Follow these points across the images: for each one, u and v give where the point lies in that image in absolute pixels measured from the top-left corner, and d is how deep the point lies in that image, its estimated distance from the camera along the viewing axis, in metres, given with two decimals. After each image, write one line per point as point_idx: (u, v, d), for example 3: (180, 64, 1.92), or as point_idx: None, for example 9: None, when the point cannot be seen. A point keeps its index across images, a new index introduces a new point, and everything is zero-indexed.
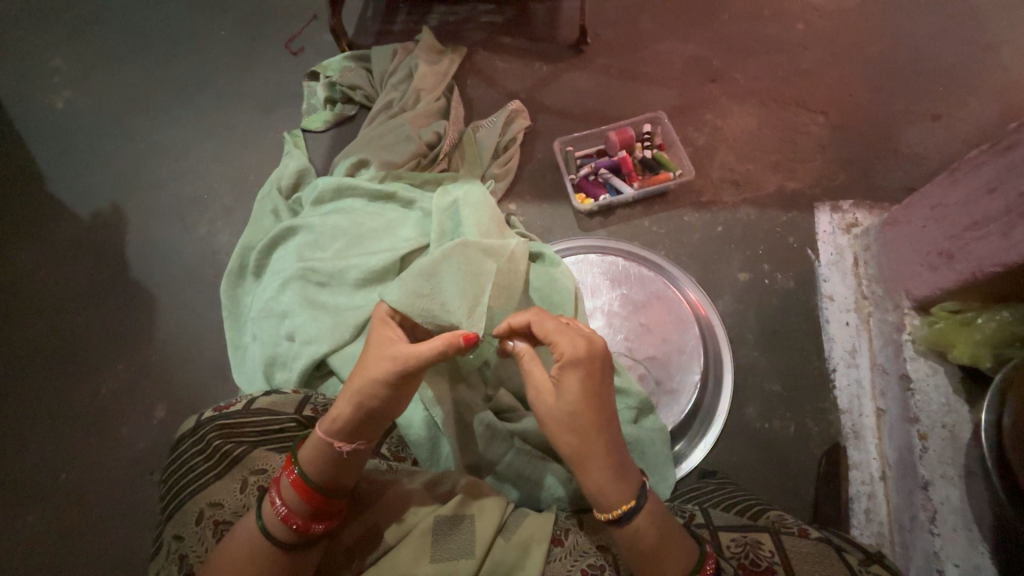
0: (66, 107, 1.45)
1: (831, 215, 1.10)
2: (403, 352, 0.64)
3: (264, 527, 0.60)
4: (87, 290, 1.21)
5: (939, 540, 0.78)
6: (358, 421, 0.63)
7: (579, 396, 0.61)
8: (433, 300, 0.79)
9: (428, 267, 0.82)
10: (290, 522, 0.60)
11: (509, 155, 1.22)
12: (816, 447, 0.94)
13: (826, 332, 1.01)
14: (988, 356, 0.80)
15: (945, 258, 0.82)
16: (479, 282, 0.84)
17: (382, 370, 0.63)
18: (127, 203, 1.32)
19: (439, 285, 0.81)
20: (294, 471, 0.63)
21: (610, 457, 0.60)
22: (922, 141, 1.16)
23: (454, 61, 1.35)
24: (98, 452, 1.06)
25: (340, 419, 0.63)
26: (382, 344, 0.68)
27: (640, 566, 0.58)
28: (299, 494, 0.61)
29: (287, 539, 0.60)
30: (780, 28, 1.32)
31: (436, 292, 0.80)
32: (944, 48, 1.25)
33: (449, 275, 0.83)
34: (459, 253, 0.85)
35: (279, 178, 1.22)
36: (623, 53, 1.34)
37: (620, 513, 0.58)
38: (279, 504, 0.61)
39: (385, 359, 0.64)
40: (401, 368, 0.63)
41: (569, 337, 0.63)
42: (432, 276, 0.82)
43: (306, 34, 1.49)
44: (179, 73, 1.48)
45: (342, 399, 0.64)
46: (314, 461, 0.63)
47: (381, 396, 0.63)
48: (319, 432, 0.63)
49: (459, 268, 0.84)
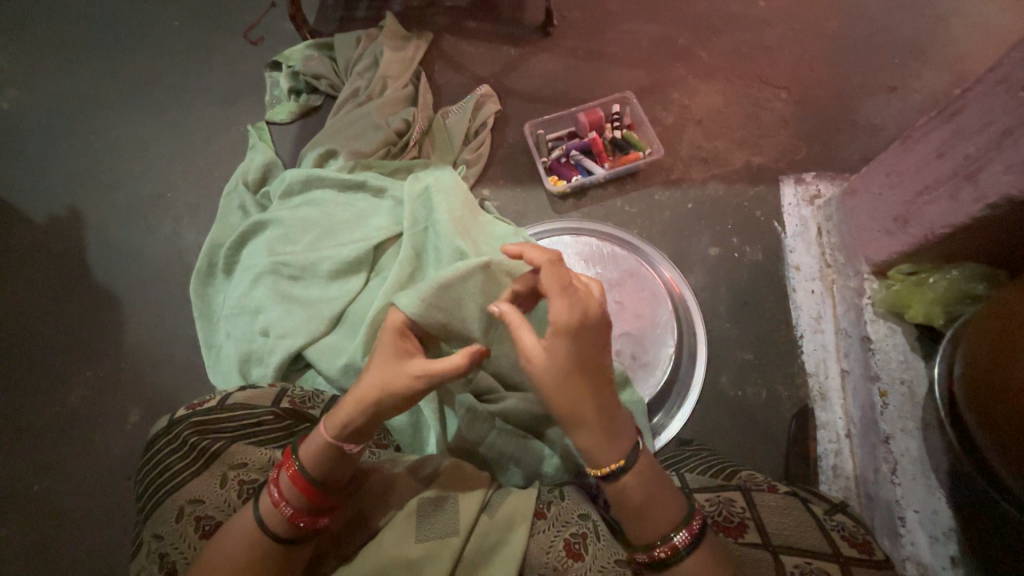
0: (11, 107, 1.38)
1: (796, 187, 1.13)
2: (425, 371, 0.62)
3: (261, 520, 0.60)
4: (48, 296, 1.17)
5: (901, 489, 0.82)
6: (372, 426, 0.64)
7: (565, 361, 0.59)
8: (450, 315, 0.77)
9: (448, 281, 0.77)
10: (295, 520, 0.60)
11: (480, 141, 1.21)
12: (787, 411, 0.98)
13: (793, 300, 1.04)
14: (941, 313, 0.85)
15: (900, 223, 0.85)
16: (496, 299, 0.82)
17: (403, 386, 0.62)
18: (85, 205, 1.27)
19: (456, 300, 0.78)
20: (293, 466, 0.62)
21: (600, 416, 0.60)
22: (880, 112, 1.20)
23: (420, 46, 1.33)
24: (71, 461, 1.03)
25: (350, 424, 0.62)
26: (399, 353, 0.66)
27: (627, 517, 0.61)
28: (299, 489, 0.61)
29: (287, 535, 0.60)
30: (742, 6, 1.34)
31: (454, 308, 0.78)
32: (898, 21, 1.29)
33: (469, 295, 0.80)
34: (478, 272, 0.81)
35: (245, 172, 1.19)
36: (589, 34, 1.34)
37: (608, 470, 0.60)
38: (281, 502, 0.60)
39: (405, 374, 0.63)
40: (422, 384, 0.62)
41: (565, 300, 0.59)
42: (449, 289, 0.77)
43: (266, 23, 1.44)
44: (132, 67, 1.41)
45: (352, 405, 0.63)
46: (317, 458, 0.62)
47: (395, 406, 0.63)
48: (325, 432, 0.62)
49: (478, 289, 0.80)
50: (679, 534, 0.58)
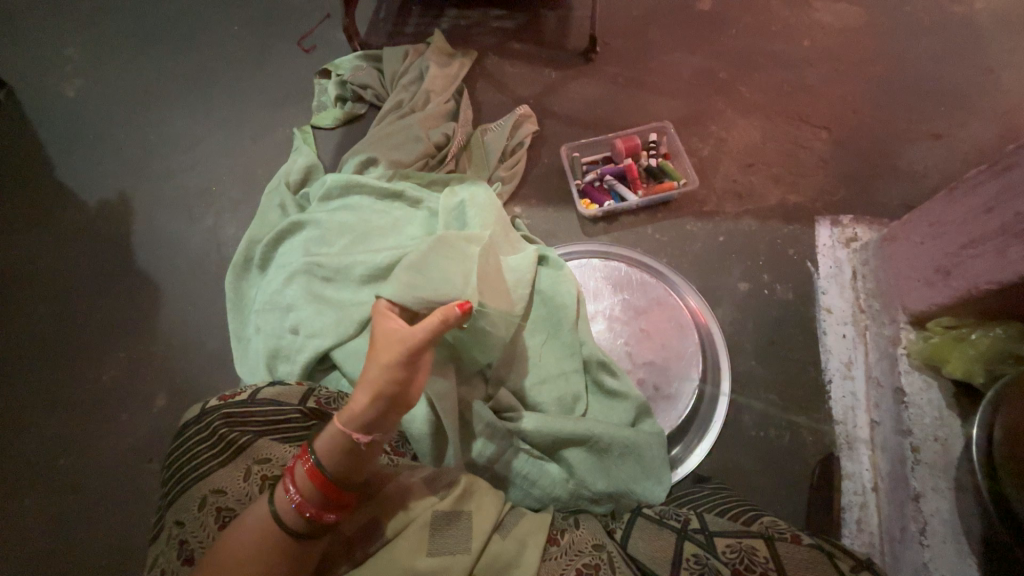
0: (77, 96, 1.47)
1: (831, 229, 1.12)
2: (410, 332, 0.66)
3: (276, 513, 0.60)
4: (92, 277, 1.22)
5: (929, 552, 0.79)
6: (379, 409, 0.63)
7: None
8: (429, 286, 0.79)
9: (417, 262, 0.83)
10: (304, 511, 0.60)
11: (516, 159, 1.24)
12: (810, 457, 0.95)
13: (823, 343, 1.02)
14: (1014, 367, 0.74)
15: (942, 275, 0.83)
16: (466, 265, 0.85)
17: (395, 353, 0.65)
18: (135, 193, 1.33)
19: (428, 274, 0.82)
20: (310, 460, 0.62)
21: None
22: (923, 160, 1.18)
23: (464, 64, 1.38)
24: (97, 438, 1.06)
25: (359, 412, 0.63)
26: (387, 332, 0.68)
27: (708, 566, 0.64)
28: (313, 483, 0.61)
29: (298, 528, 0.60)
30: (786, 45, 1.34)
31: (428, 280, 0.80)
32: (945, 69, 1.28)
33: (437, 263, 0.84)
34: (443, 244, 0.87)
35: (288, 172, 1.24)
36: (631, 63, 1.36)
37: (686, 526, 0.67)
38: (293, 491, 0.61)
39: (395, 343, 0.66)
40: (411, 347, 0.65)
41: None
42: (420, 266, 0.83)
43: (319, 33, 1.51)
44: (191, 65, 1.49)
45: (357, 393, 0.64)
46: (331, 452, 0.62)
47: (396, 379, 0.64)
48: (336, 426, 0.63)
49: (445, 257, 0.85)
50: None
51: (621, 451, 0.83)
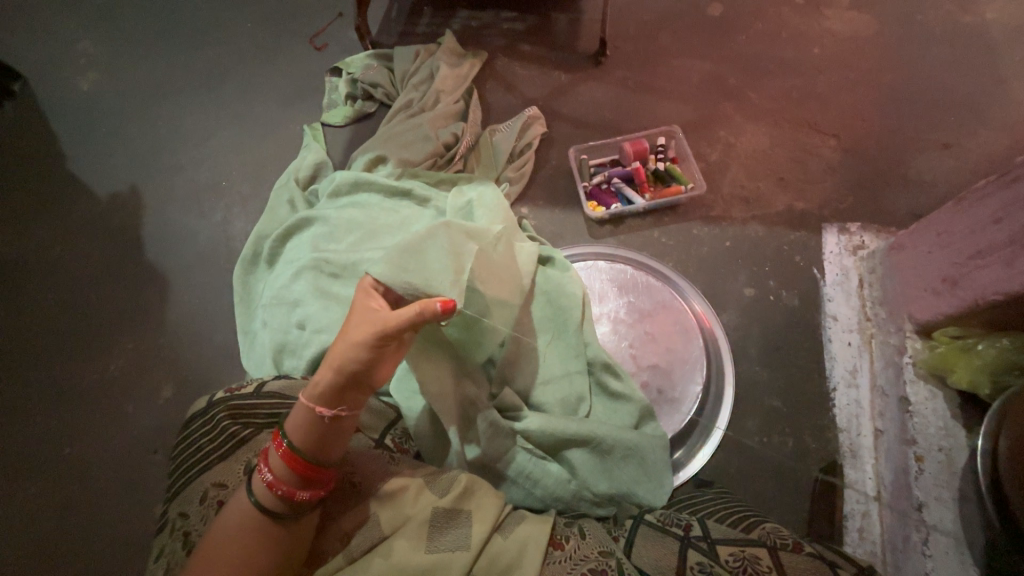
0: (91, 89, 1.48)
1: (838, 236, 1.12)
2: (383, 318, 0.65)
3: (253, 496, 0.61)
4: (102, 268, 1.23)
5: (932, 562, 0.79)
6: (340, 389, 0.64)
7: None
8: (419, 272, 0.73)
9: (413, 244, 0.76)
10: (276, 489, 0.61)
11: (524, 160, 1.24)
12: (812, 464, 0.95)
13: (829, 351, 1.02)
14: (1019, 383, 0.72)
15: (949, 285, 0.83)
16: (463, 260, 0.78)
17: (364, 336, 0.65)
18: (146, 186, 1.34)
19: (425, 261, 0.75)
20: (282, 444, 0.64)
21: None
22: (932, 169, 1.18)
23: (474, 65, 1.38)
24: (103, 428, 1.07)
25: (320, 389, 0.64)
26: (365, 313, 0.69)
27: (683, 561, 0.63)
28: (285, 463, 0.62)
29: (277, 510, 0.61)
30: (796, 52, 1.34)
31: (421, 266, 0.74)
32: (956, 79, 1.28)
33: (435, 251, 0.77)
34: (449, 233, 0.80)
35: (297, 169, 1.25)
36: (640, 67, 1.37)
37: None
38: (266, 472, 0.62)
39: (365, 327, 0.65)
40: (380, 333, 0.64)
41: None
42: (419, 249, 0.76)
43: (331, 31, 1.52)
44: (203, 61, 1.51)
45: (325, 368, 0.65)
46: (297, 429, 0.64)
47: (363, 362, 0.64)
48: (303, 398, 0.65)
49: (444, 246, 0.78)
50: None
51: (623, 453, 0.83)
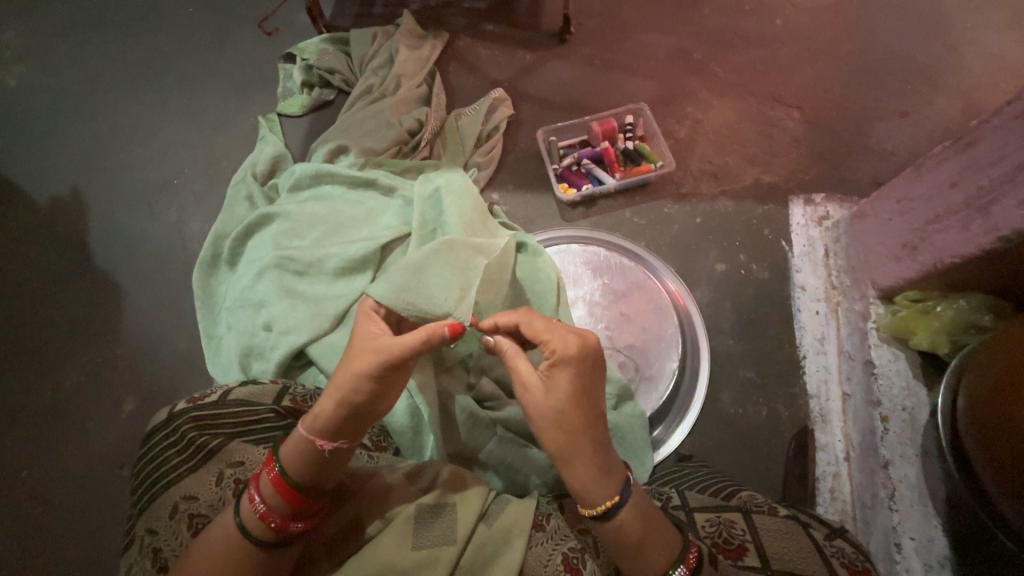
0: (20, 85, 1.37)
1: (804, 208, 1.14)
2: (388, 344, 0.63)
3: (241, 523, 0.59)
4: (47, 279, 1.16)
5: (898, 516, 0.83)
6: (343, 421, 0.62)
7: (569, 393, 0.61)
8: (422, 292, 0.78)
9: (415, 263, 0.82)
10: (268, 520, 0.59)
11: (492, 144, 1.21)
12: (786, 431, 0.98)
13: (798, 320, 1.05)
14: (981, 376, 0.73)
15: (909, 250, 0.86)
16: (466, 278, 0.83)
17: (367, 363, 0.62)
18: (91, 188, 1.25)
19: (426, 282, 0.80)
20: (274, 469, 0.61)
21: (592, 460, 0.60)
22: (891, 137, 1.20)
23: (435, 46, 1.33)
24: (62, 447, 1.02)
25: (322, 421, 0.61)
26: (366, 338, 0.67)
27: (626, 558, 0.59)
28: (277, 490, 0.60)
29: (264, 537, 0.59)
30: (759, 24, 1.34)
31: (422, 285, 0.79)
32: (912, 47, 1.30)
33: (436, 270, 0.82)
34: (449, 251, 0.85)
35: (253, 163, 1.18)
36: (605, 44, 1.34)
37: (605, 508, 0.59)
38: (257, 500, 0.60)
39: (368, 353, 0.63)
40: (384, 359, 0.62)
41: (561, 335, 0.64)
42: (420, 270, 0.81)
43: (281, 14, 1.43)
44: (144, 51, 1.40)
45: (325, 397, 0.63)
46: (294, 458, 0.61)
47: (366, 390, 0.62)
48: (301, 429, 0.62)
49: (447, 264, 0.84)
50: (679, 569, 0.58)
51: None
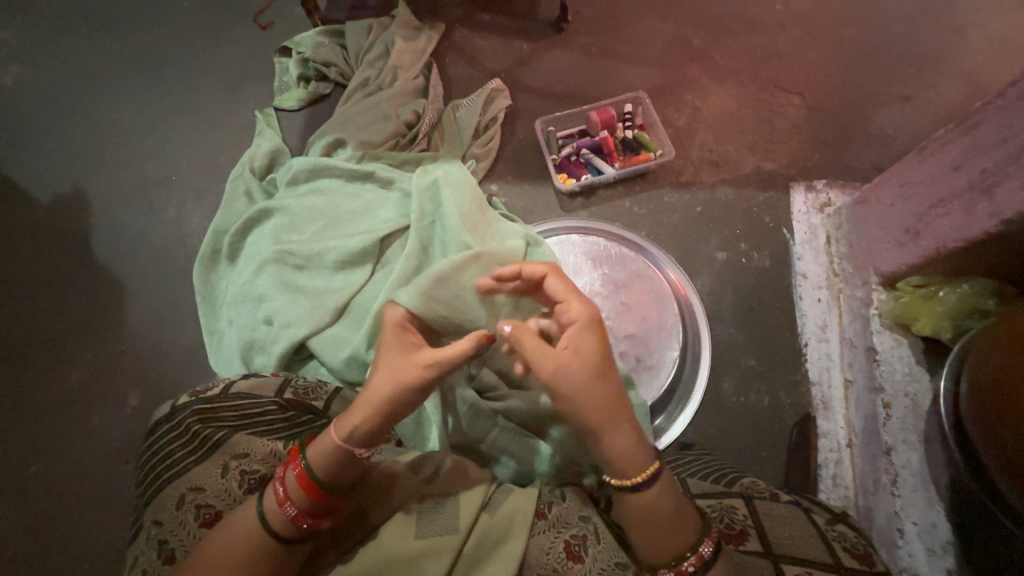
0: (16, 83, 1.37)
1: (806, 195, 1.13)
2: (433, 357, 0.63)
3: (268, 523, 0.60)
4: (49, 276, 1.16)
5: (900, 501, 0.83)
6: (382, 429, 0.63)
7: (593, 357, 0.64)
8: (446, 304, 0.80)
9: (445, 273, 0.82)
10: (299, 522, 0.60)
11: (490, 135, 1.20)
12: (788, 419, 0.97)
13: (800, 308, 1.04)
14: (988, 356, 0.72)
15: (912, 235, 0.85)
16: (494, 292, 0.84)
17: (414, 377, 0.63)
18: (90, 185, 1.25)
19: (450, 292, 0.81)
20: (302, 470, 0.61)
21: (628, 426, 0.63)
22: (893, 122, 1.19)
23: (431, 37, 1.32)
24: (69, 443, 1.03)
25: (361, 429, 0.62)
26: (403, 349, 0.66)
27: (650, 534, 0.60)
28: (306, 493, 0.60)
29: (291, 534, 0.61)
30: (759, 9, 1.32)
31: (448, 298, 0.81)
32: (914, 30, 1.28)
33: (464, 284, 0.83)
34: (477, 265, 0.85)
35: (251, 158, 1.18)
36: (603, 32, 1.33)
37: (646, 475, 0.61)
38: (287, 503, 0.60)
39: (412, 367, 0.63)
40: (433, 372, 0.63)
41: (573, 304, 0.67)
42: (446, 280, 0.81)
43: (276, 8, 1.42)
44: (139, 47, 1.40)
45: (363, 404, 0.63)
46: (330, 464, 0.61)
47: (409, 401, 0.64)
48: (336, 434, 0.62)
49: (475, 278, 0.84)
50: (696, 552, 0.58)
51: None
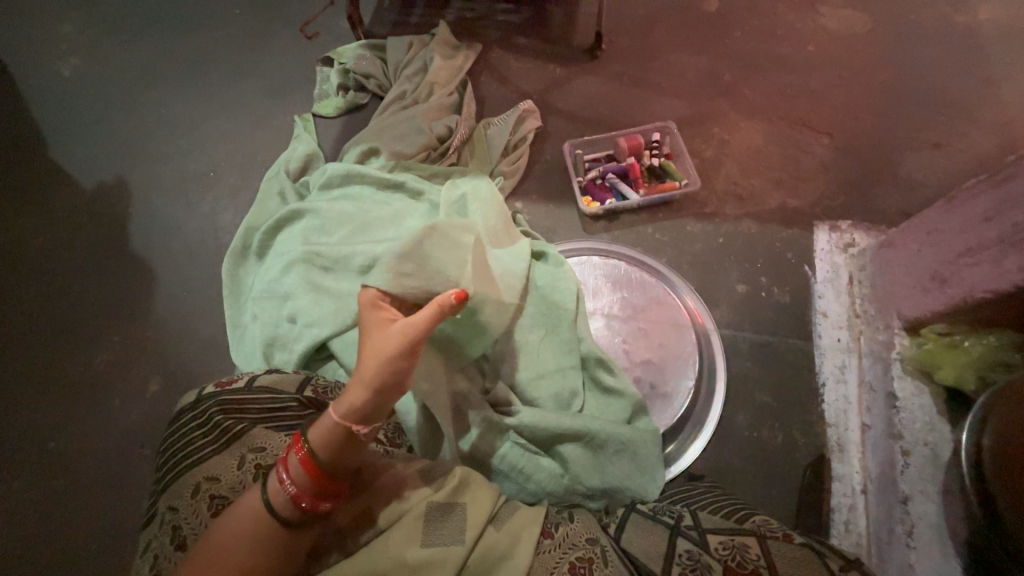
0: (73, 75, 1.44)
1: (829, 234, 1.13)
2: (408, 323, 0.67)
3: (270, 503, 0.60)
4: (86, 259, 1.20)
5: (915, 553, 0.81)
6: (377, 404, 0.64)
7: None
8: (420, 274, 0.76)
9: (409, 246, 0.78)
10: (300, 501, 0.60)
11: (518, 154, 1.23)
12: (801, 459, 0.96)
13: (818, 347, 1.03)
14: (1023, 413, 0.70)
15: (938, 282, 0.84)
16: (461, 254, 0.84)
17: (394, 345, 0.65)
18: (132, 176, 1.31)
19: (431, 266, 0.78)
20: (304, 450, 0.62)
21: None
22: (921, 168, 1.19)
23: (468, 57, 1.37)
24: (88, 423, 1.05)
25: (358, 407, 0.63)
26: (381, 326, 0.68)
27: None
28: (307, 473, 0.61)
29: (291, 516, 0.60)
30: (791, 49, 1.35)
31: (420, 269, 0.76)
32: (946, 78, 1.29)
33: (434, 252, 0.80)
34: (441, 232, 0.83)
35: (288, 160, 1.22)
36: (635, 62, 1.36)
37: None
38: (288, 483, 0.60)
39: (392, 338, 0.66)
40: (411, 336, 0.66)
41: None
42: (416, 252, 0.78)
43: (323, 20, 1.49)
44: (191, 48, 1.47)
45: (356, 386, 0.63)
46: (328, 444, 0.62)
47: (399, 371, 0.65)
48: (333, 419, 0.62)
49: (442, 243, 0.82)
50: None
51: (615, 448, 0.84)
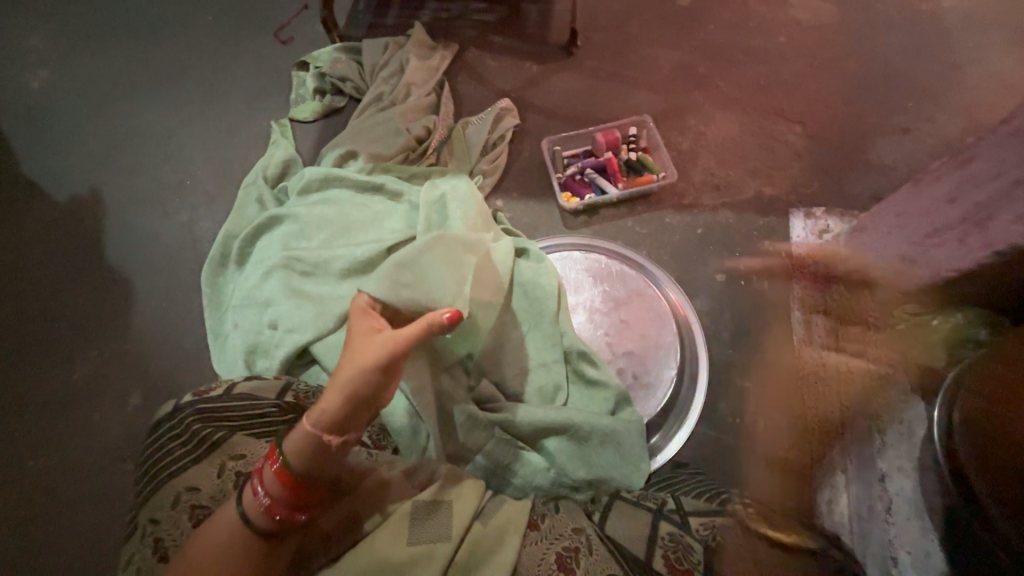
0: (42, 88, 1.42)
1: (805, 220, 1.15)
2: (393, 336, 0.66)
3: (245, 515, 0.59)
4: (61, 274, 1.19)
5: (894, 529, 0.86)
6: (348, 413, 0.63)
7: None
8: (417, 287, 0.77)
9: (408, 258, 0.80)
10: (273, 513, 0.60)
11: (497, 152, 1.24)
12: (784, 442, 0.98)
13: (797, 332, 1.05)
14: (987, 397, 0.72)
15: (907, 263, 0.86)
16: (461, 271, 0.83)
17: (374, 355, 0.64)
18: (107, 187, 1.29)
19: (424, 274, 0.79)
20: (278, 462, 0.61)
21: None
22: (892, 153, 1.22)
23: (444, 57, 1.37)
24: (69, 439, 1.04)
25: (329, 413, 0.62)
26: (367, 333, 0.68)
27: None
28: (280, 483, 0.60)
29: (264, 528, 0.60)
30: (762, 40, 1.37)
31: (418, 283, 0.77)
32: (914, 64, 1.32)
33: (431, 267, 0.80)
34: (440, 245, 0.84)
35: (265, 166, 1.21)
36: (611, 57, 1.37)
37: None
38: (262, 495, 0.60)
39: (374, 347, 0.65)
40: (393, 348, 0.65)
41: None
42: (413, 264, 0.79)
43: (296, 24, 1.48)
44: (163, 56, 1.45)
45: (331, 391, 0.63)
46: (302, 453, 0.62)
47: (374, 381, 0.64)
48: (307, 423, 0.62)
49: (441, 258, 0.82)
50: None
51: (600, 439, 0.84)
